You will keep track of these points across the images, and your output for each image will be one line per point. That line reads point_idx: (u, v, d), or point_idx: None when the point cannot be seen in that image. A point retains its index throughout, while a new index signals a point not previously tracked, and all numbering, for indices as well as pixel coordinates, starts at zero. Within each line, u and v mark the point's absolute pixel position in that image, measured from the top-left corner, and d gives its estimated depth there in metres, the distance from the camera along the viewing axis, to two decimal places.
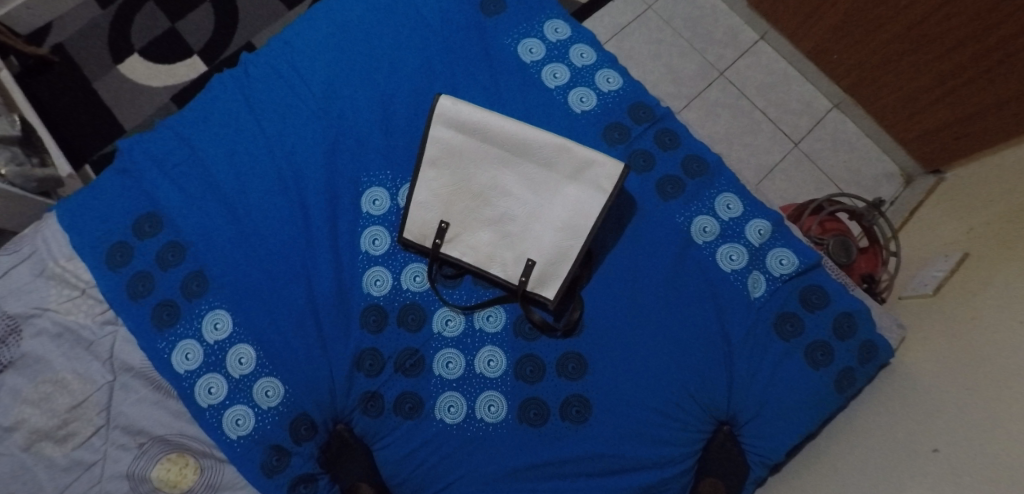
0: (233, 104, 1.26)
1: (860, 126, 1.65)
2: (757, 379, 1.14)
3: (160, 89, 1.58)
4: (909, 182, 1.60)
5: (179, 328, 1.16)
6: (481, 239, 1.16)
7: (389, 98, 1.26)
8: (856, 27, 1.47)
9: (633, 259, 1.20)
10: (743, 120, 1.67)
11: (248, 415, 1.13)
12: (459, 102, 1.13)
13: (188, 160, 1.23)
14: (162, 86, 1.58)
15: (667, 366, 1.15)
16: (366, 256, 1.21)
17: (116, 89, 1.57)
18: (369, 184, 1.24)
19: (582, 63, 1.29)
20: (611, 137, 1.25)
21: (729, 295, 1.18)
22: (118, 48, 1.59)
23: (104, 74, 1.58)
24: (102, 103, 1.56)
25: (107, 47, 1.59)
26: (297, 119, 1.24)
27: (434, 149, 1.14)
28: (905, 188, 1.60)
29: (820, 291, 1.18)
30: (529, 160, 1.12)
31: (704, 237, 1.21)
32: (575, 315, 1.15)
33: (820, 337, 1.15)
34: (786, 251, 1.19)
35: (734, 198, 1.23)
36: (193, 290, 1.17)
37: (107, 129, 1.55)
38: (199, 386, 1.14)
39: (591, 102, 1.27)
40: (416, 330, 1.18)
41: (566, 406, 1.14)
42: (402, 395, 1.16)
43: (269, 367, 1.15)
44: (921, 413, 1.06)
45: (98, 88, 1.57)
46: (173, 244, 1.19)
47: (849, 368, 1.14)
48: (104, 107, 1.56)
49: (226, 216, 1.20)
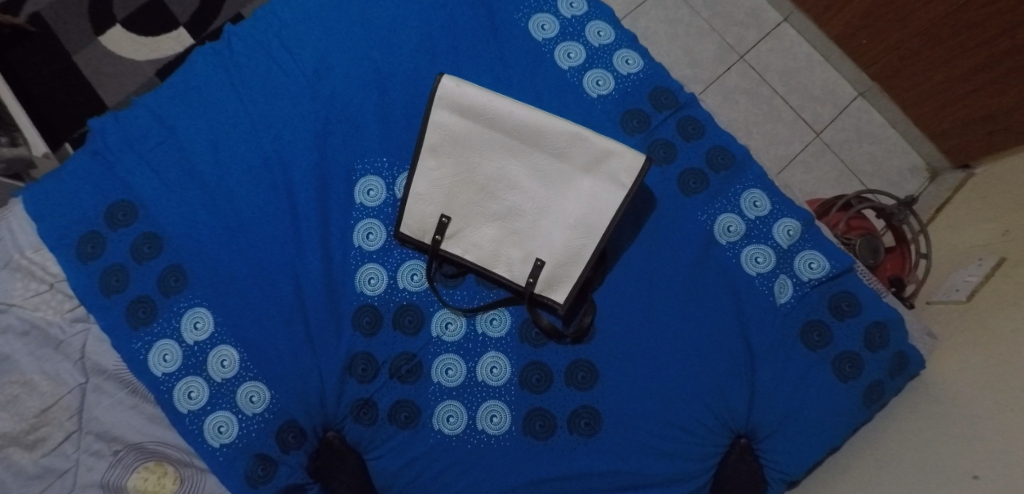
0: (216, 82, 1.15)
1: (886, 115, 1.54)
2: (781, 391, 1.06)
3: (142, 63, 1.47)
4: (935, 176, 1.51)
5: (156, 328, 1.07)
6: (485, 236, 1.06)
7: (387, 78, 1.15)
8: (887, 11, 1.36)
9: (650, 259, 1.11)
10: (764, 108, 1.56)
11: (231, 422, 1.05)
12: (464, 84, 1.02)
13: (167, 143, 1.13)
14: (145, 59, 1.47)
15: (684, 377, 1.07)
16: (360, 251, 1.11)
17: (96, 62, 1.46)
18: (364, 173, 1.13)
19: (600, 42, 1.19)
20: (630, 125, 1.15)
21: (754, 300, 1.09)
22: (98, 18, 1.48)
23: (83, 46, 1.46)
24: (81, 77, 1.45)
25: (87, 17, 1.47)
26: (285, 100, 1.14)
27: (433, 137, 1.04)
28: (931, 183, 1.50)
29: (851, 298, 1.08)
30: (539, 150, 1.02)
31: (728, 238, 1.11)
32: (586, 321, 1.06)
33: (849, 348, 1.06)
34: (815, 254, 1.10)
35: (762, 195, 1.12)
36: (170, 286, 1.08)
37: (86, 104, 1.44)
38: (177, 390, 1.05)
39: (608, 86, 1.17)
40: (413, 334, 1.09)
41: (574, 418, 1.05)
42: (397, 403, 1.07)
43: (254, 370, 1.07)
44: (952, 435, 0.98)
45: (77, 61, 1.46)
46: (149, 234, 1.09)
47: (879, 382, 1.05)
48: (83, 82, 1.45)
49: (207, 205, 1.10)
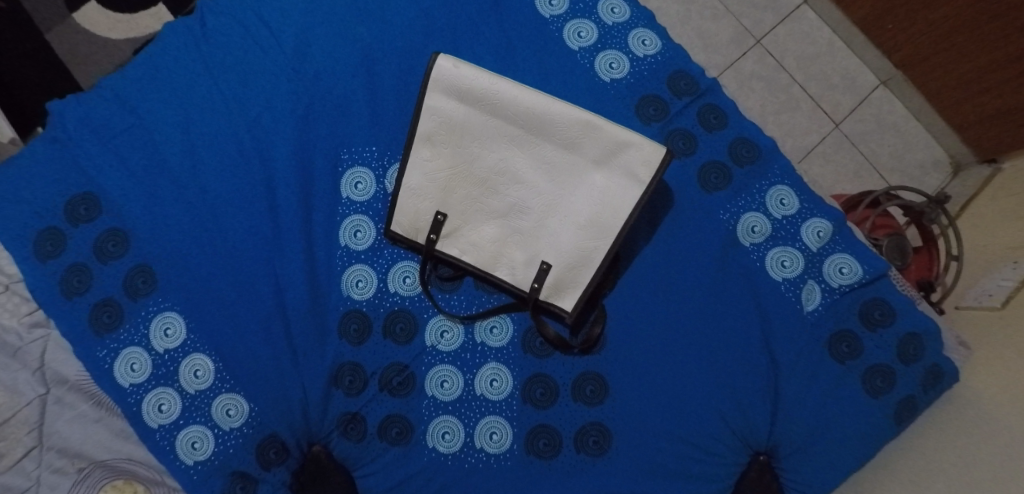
0: (188, 62, 1.04)
1: (908, 105, 1.43)
2: (806, 407, 0.97)
3: (120, 43, 1.35)
4: (957, 171, 1.41)
5: (123, 334, 0.97)
6: (485, 235, 0.97)
7: (377, 58, 1.04)
8: None
9: (666, 261, 1.01)
10: (781, 96, 1.45)
11: (206, 437, 0.95)
12: (462, 64, 0.91)
13: (134, 130, 1.02)
14: (122, 38, 1.35)
15: (702, 390, 0.97)
16: (347, 251, 1.01)
17: (69, 40, 1.33)
18: (352, 164, 1.03)
19: (612, 21, 1.08)
20: (645, 113, 1.05)
21: (779, 308, 0.99)
22: None
23: (56, 23, 1.33)
24: (53, 55, 1.33)
25: None
26: (265, 83, 1.03)
27: (427, 124, 0.94)
28: (954, 178, 1.40)
29: (884, 307, 0.98)
30: (547, 141, 0.92)
31: (751, 238, 1.01)
32: (596, 330, 0.97)
33: (881, 360, 0.97)
34: (846, 258, 1.00)
35: (789, 192, 1.02)
36: (138, 288, 0.98)
37: (58, 83, 1.32)
38: (147, 403, 0.96)
39: (622, 69, 1.06)
40: (406, 343, 0.99)
41: (582, 436, 0.96)
42: (388, 418, 0.98)
43: (231, 381, 0.97)
44: (985, 456, 0.87)
45: (49, 40, 1.33)
46: (114, 231, 0.99)
47: (913, 398, 0.96)
48: (55, 60, 1.32)
49: (181, 200, 1.00)
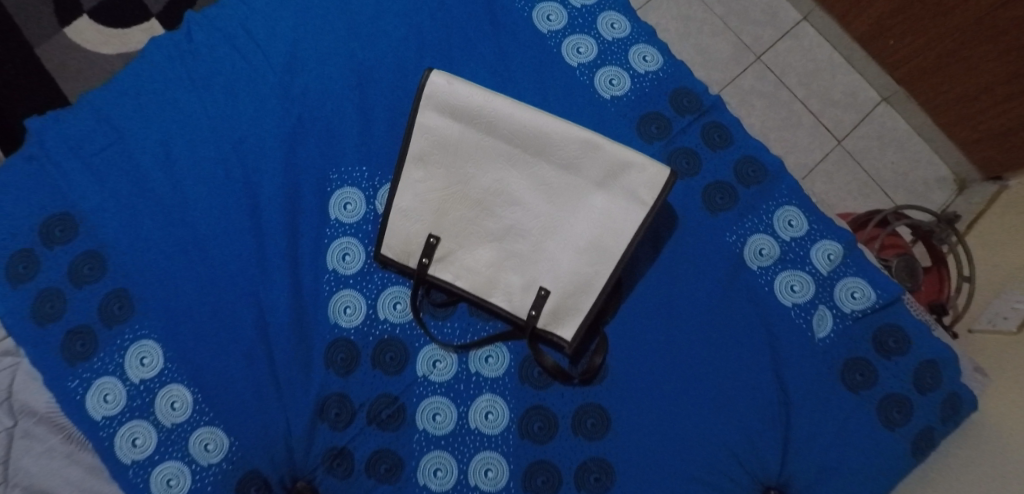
0: (169, 76, 0.99)
1: (911, 123, 1.40)
2: (820, 440, 0.91)
3: (110, 58, 1.30)
4: (962, 188, 1.37)
5: (96, 364, 0.91)
6: (480, 259, 0.92)
7: (368, 74, 1.00)
8: (917, 10, 1.22)
9: (669, 286, 0.97)
10: (783, 113, 1.42)
11: (182, 474, 0.90)
12: (456, 81, 0.88)
13: (114, 147, 0.96)
14: (113, 53, 1.30)
15: (708, 424, 0.92)
16: (334, 276, 0.97)
17: (59, 55, 1.28)
18: (341, 184, 0.98)
19: (613, 36, 1.04)
20: (647, 131, 1.01)
21: (789, 335, 0.95)
22: (63, 7, 1.30)
23: (46, 38, 1.29)
24: (41, 70, 1.27)
25: (51, 5, 1.30)
26: (249, 99, 0.98)
27: (419, 143, 0.90)
28: (959, 196, 1.37)
29: (898, 333, 0.94)
30: (545, 160, 0.87)
31: (759, 262, 0.97)
32: (597, 360, 0.92)
33: (897, 390, 0.92)
34: (858, 282, 0.96)
35: (798, 213, 0.98)
36: (113, 315, 0.92)
37: (44, 98, 1.26)
38: (119, 437, 0.90)
39: (623, 86, 1.02)
40: (396, 374, 0.94)
41: (582, 473, 0.91)
42: (376, 454, 0.92)
43: (210, 414, 0.91)
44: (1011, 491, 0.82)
45: (40, 55, 1.28)
46: (91, 254, 0.93)
47: (931, 429, 0.91)
48: (43, 75, 1.27)
49: (159, 220, 0.94)
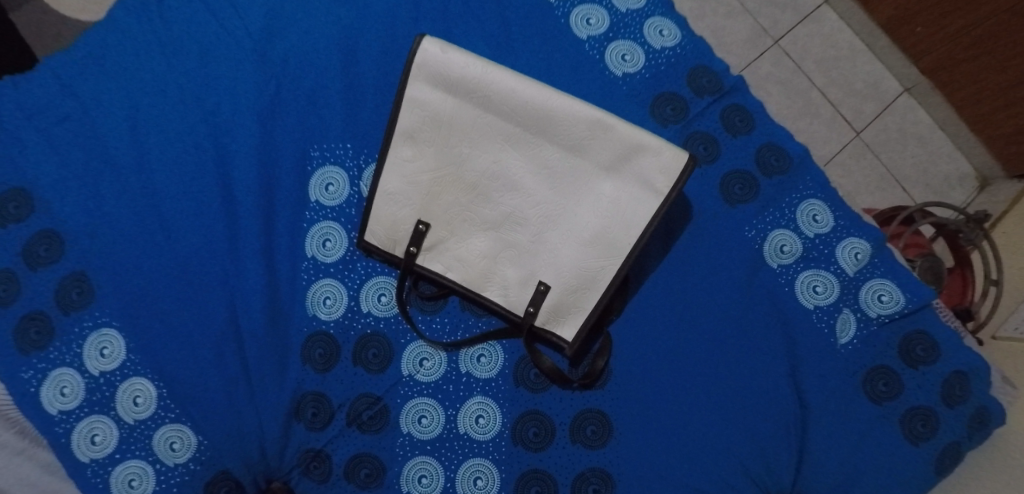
0: (134, 39, 0.89)
1: (934, 115, 1.30)
2: (837, 453, 0.84)
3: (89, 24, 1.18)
4: (985, 185, 1.28)
5: (52, 353, 0.83)
6: (474, 249, 0.84)
7: (355, 42, 0.91)
8: None
9: (679, 284, 0.89)
10: (798, 101, 1.30)
11: (146, 474, 0.82)
12: (451, 49, 0.79)
13: (74, 117, 0.87)
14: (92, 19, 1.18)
15: (718, 434, 0.85)
16: (313, 264, 0.89)
17: (35, 21, 1.17)
18: (323, 164, 0.90)
19: (627, 7, 0.95)
20: (661, 113, 0.93)
21: (808, 340, 0.87)
22: None
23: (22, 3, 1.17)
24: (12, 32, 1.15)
25: None
26: (223, 66, 0.88)
27: (408, 119, 0.81)
28: (981, 193, 1.28)
29: (927, 340, 0.86)
30: (550, 142, 0.79)
31: (780, 260, 0.89)
32: (599, 364, 0.84)
33: (923, 402, 0.84)
34: (886, 284, 0.88)
35: (823, 208, 0.90)
36: (71, 301, 0.84)
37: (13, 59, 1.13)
38: (77, 433, 0.82)
39: (636, 62, 0.94)
40: (379, 372, 0.87)
41: (580, 484, 0.84)
42: (356, 458, 0.85)
43: (176, 411, 0.84)
44: None
45: (13, 19, 1.16)
46: (47, 234, 0.85)
47: (957, 445, 0.83)
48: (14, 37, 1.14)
49: (123, 199, 0.86)
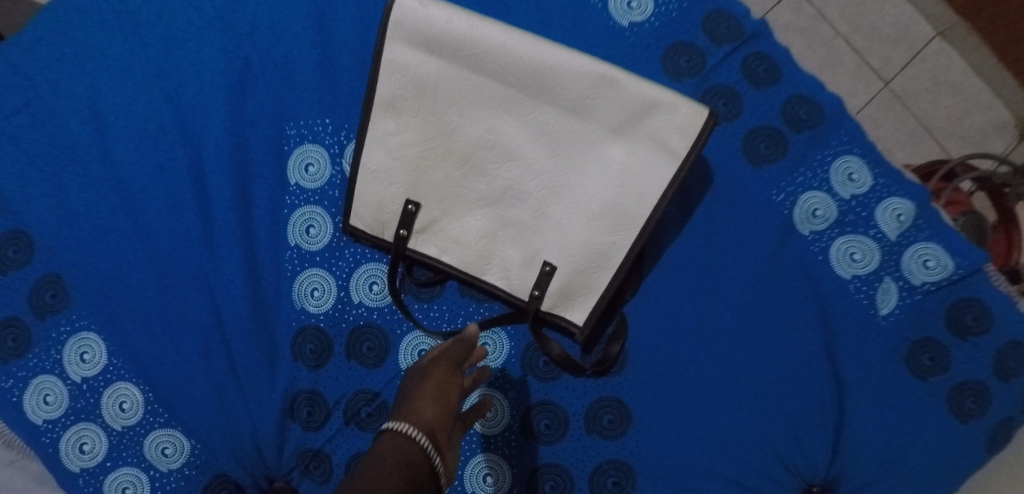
0: (89, 15, 0.81)
1: (971, 60, 1.15)
2: (878, 434, 0.77)
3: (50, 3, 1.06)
4: None
5: (31, 361, 0.77)
6: (471, 228, 0.77)
7: (330, 4, 0.82)
8: None
9: (698, 257, 0.81)
10: (821, 50, 1.17)
11: (141, 482, 0.77)
12: (431, 2, 0.70)
13: (32, 105, 0.80)
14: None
15: (745, 419, 0.78)
16: (298, 253, 0.82)
17: None
18: (301, 143, 0.82)
19: None
20: (675, 66, 0.84)
21: (844, 312, 0.79)
22: None
23: None
24: None
25: None
26: (188, 39, 0.81)
27: (388, 86, 0.74)
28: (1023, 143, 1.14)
29: (978, 308, 0.76)
30: (549, 103, 0.71)
31: (812, 225, 0.80)
32: (614, 349, 0.77)
33: (974, 377, 0.75)
34: (932, 247, 0.78)
35: (861, 165, 0.81)
36: (46, 304, 0.78)
37: None
38: (65, 442, 0.77)
39: (644, 10, 0.84)
40: (376, 366, 0.81)
41: (597, 478, 0.78)
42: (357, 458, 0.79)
43: (165, 415, 0.79)
44: None
45: None
46: (15, 234, 0.79)
47: (1012, 423, 0.74)
48: None
49: (91, 191, 0.80)
